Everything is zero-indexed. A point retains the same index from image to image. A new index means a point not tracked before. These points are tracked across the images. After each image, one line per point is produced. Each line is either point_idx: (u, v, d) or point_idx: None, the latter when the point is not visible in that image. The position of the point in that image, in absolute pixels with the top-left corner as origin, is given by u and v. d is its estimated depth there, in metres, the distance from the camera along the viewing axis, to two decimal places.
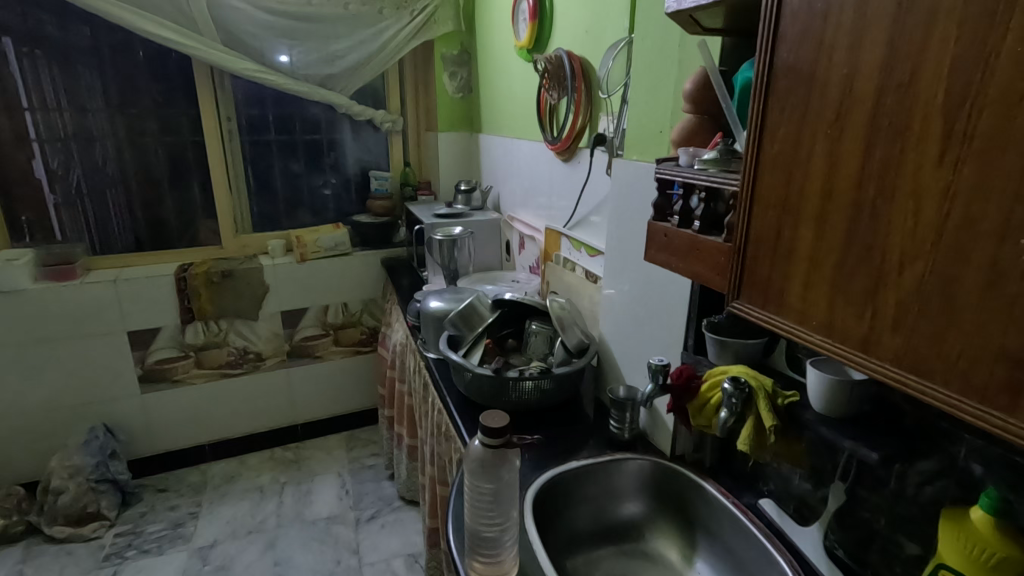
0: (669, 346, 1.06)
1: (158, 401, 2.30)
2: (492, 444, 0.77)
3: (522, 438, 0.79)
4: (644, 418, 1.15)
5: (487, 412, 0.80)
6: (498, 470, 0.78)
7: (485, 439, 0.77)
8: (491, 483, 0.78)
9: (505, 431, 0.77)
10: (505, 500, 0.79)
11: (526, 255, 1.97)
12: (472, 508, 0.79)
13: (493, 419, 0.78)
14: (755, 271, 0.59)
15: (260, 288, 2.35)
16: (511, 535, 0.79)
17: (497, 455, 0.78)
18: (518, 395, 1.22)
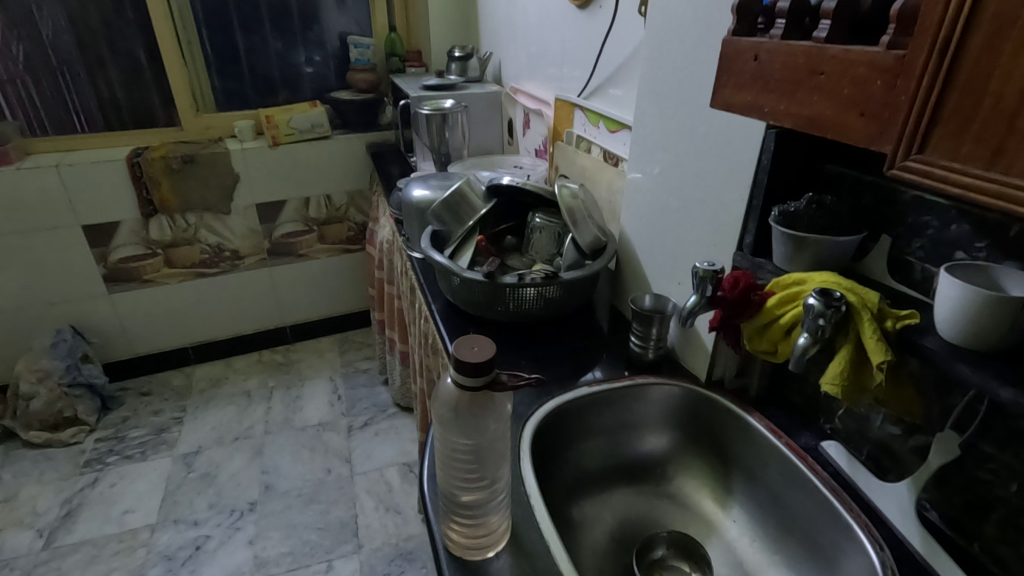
0: (716, 246, 0.80)
1: (129, 302, 2.12)
2: (471, 386, 0.55)
3: (516, 377, 0.57)
4: (676, 335, 0.91)
5: (463, 340, 0.57)
6: (481, 419, 0.57)
7: (461, 378, 0.55)
8: (471, 438, 0.57)
9: (490, 369, 0.55)
10: (492, 457, 0.59)
11: (531, 137, 1.65)
12: (449, 464, 0.60)
13: (473, 350, 0.56)
14: (978, 96, 0.35)
15: (228, 177, 2.06)
16: (501, 497, 0.60)
17: (480, 399, 0.57)
18: (516, 305, 0.99)
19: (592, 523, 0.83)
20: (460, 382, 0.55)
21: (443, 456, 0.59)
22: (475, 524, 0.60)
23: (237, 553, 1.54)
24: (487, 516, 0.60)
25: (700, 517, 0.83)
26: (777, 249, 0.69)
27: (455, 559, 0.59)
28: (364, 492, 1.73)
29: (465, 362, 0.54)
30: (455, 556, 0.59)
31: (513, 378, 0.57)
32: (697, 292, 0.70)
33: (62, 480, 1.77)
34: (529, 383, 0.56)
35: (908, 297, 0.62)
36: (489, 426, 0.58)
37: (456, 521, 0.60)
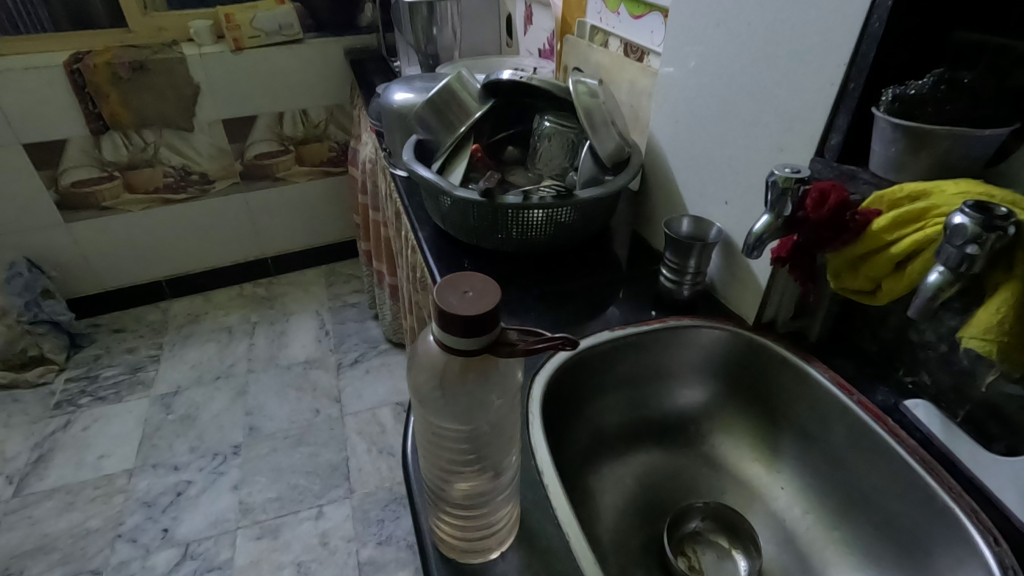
0: (782, 151, 0.61)
1: (90, 232, 1.92)
2: (465, 352, 0.39)
3: (530, 332, 0.41)
4: (717, 267, 0.74)
5: (449, 281, 0.41)
6: (477, 397, 0.42)
7: (449, 340, 0.39)
8: (466, 422, 0.43)
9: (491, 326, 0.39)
10: (494, 439, 0.44)
11: (534, 34, 1.40)
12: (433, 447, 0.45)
13: (464, 298, 0.39)
14: None
15: (187, 88, 1.80)
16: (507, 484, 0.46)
17: (477, 371, 0.41)
18: (521, 230, 0.81)
19: (613, 491, 0.69)
20: (448, 345, 0.40)
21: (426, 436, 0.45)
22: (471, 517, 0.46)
23: (221, 499, 1.44)
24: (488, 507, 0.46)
25: (741, 481, 0.70)
26: (879, 152, 0.50)
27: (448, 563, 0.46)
28: (355, 434, 1.62)
29: (454, 319, 0.38)
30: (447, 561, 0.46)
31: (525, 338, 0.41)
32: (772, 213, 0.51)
33: (31, 423, 1.65)
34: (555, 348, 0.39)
35: None
36: (490, 408, 0.43)
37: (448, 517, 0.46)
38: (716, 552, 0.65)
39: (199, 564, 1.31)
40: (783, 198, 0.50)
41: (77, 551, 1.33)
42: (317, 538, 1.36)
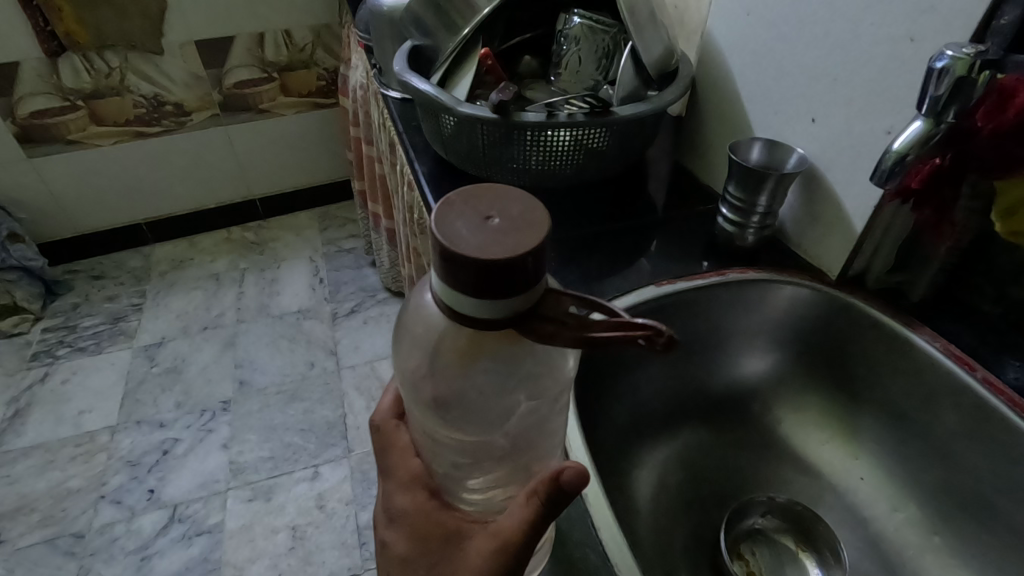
0: (912, 39, 0.44)
1: (58, 169, 1.75)
2: (472, 319, 0.29)
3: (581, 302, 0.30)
4: (792, 205, 0.58)
5: (468, 196, 0.29)
6: (489, 401, 0.34)
7: (462, 298, 0.28)
8: (477, 434, 0.35)
9: (525, 281, 0.27)
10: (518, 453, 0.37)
11: None
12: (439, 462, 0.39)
13: (484, 227, 0.27)
14: None
15: (152, 3, 1.58)
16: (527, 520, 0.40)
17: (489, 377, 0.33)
18: (543, 158, 0.65)
19: (655, 479, 0.57)
20: (453, 310, 0.29)
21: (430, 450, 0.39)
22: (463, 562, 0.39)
23: (210, 458, 1.35)
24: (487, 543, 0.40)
25: (811, 467, 0.57)
26: None
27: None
28: (352, 389, 1.51)
29: (465, 264, 0.26)
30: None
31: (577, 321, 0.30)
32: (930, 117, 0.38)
33: (7, 376, 1.55)
34: (616, 337, 0.28)
35: None
36: (507, 419, 0.35)
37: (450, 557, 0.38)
38: (780, 555, 0.53)
39: (188, 527, 1.23)
40: (955, 100, 0.37)
41: (58, 512, 1.25)
42: (313, 500, 1.28)
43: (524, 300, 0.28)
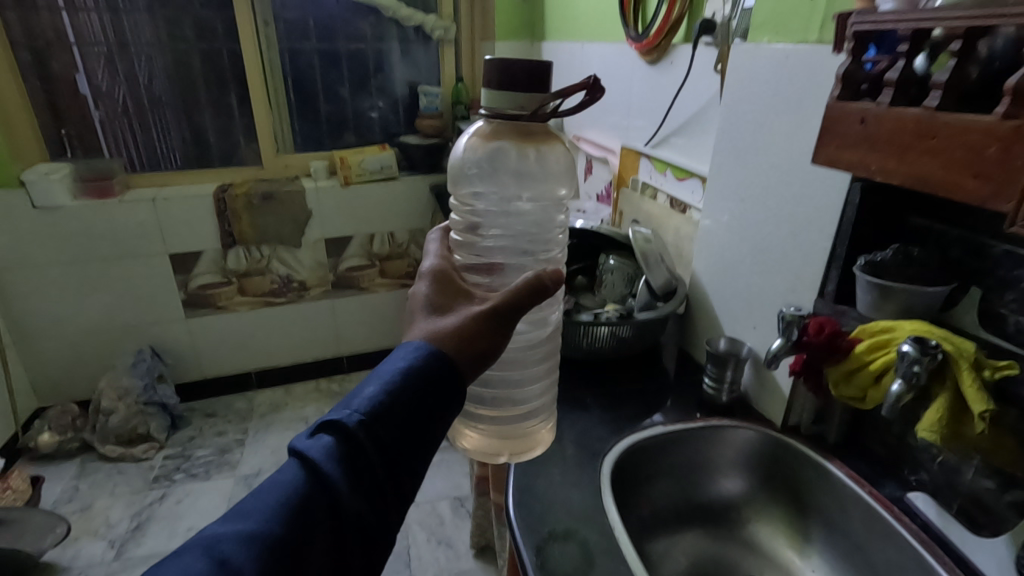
0: (796, 290, 0.82)
1: (203, 327, 2.25)
2: (504, 112, 0.59)
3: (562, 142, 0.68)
4: (749, 378, 0.93)
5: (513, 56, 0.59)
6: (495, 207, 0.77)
7: (501, 98, 0.59)
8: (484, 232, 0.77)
9: (527, 88, 0.58)
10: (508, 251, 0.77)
11: (594, 182, 1.72)
12: (454, 285, 0.61)
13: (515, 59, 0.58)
14: None
15: (303, 213, 2.20)
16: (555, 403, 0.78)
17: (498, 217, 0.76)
18: (590, 343, 1.02)
19: (667, 562, 0.83)
20: (497, 110, 0.59)
21: (448, 276, 0.61)
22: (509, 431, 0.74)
23: None
24: (522, 414, 0.75)
25: (778, 562, 0.82)
26: (861, 297, 0.71)
27: (432, 371, 0.50)
28: (416, 523, 1.75)
29: (503, 69, 0.57)
30: (430, 367, 0.50)
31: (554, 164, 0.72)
32: (783, 337, 0.72)
33: (132, 494, 1.86)
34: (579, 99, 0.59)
35: (1000, 347, 0.63)
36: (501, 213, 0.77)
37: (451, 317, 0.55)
38: None
39: None
40: (792, 327, 0.71)
41: None
42: None
43: (526, 99, 0.58)
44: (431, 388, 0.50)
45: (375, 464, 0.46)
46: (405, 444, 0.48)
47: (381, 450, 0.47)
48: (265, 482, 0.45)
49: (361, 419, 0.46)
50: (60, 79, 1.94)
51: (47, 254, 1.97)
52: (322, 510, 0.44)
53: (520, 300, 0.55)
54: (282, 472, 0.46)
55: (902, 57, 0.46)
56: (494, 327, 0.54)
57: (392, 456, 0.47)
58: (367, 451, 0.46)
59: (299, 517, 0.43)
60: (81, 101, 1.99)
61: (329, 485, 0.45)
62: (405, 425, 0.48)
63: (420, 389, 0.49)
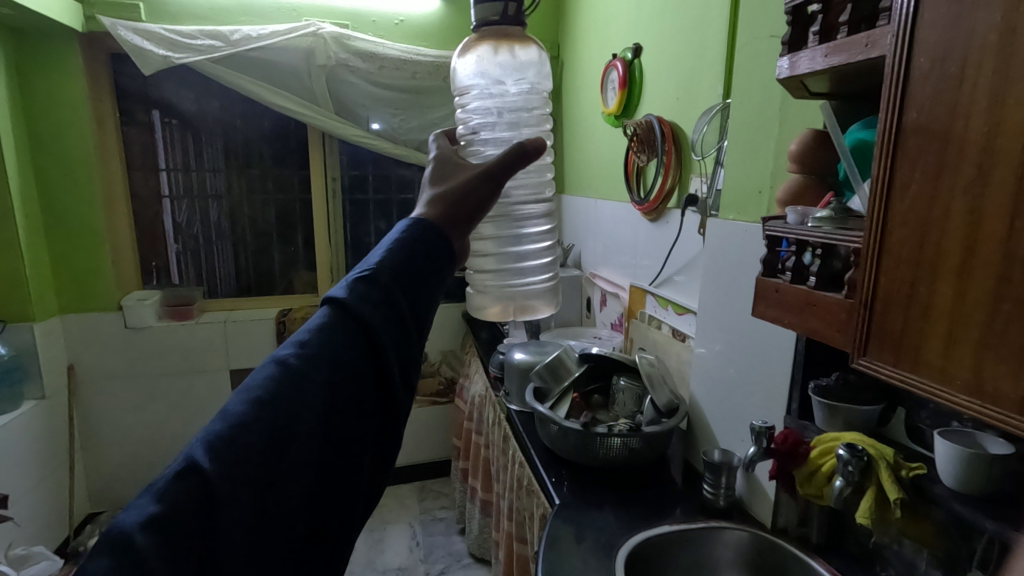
0: (771, 409, 1.02)
1: None
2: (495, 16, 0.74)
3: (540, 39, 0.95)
4: (742, 485, 1.10)
5: None
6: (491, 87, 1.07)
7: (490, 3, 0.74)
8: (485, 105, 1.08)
9: None
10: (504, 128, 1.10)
11: (608, 312, 1.98)
12: (451, 162, 0.67)
13: None
14: (894, 335, 0.52)
15: None
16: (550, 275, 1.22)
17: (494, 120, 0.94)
18: (605, 452, 1.20)
19: None
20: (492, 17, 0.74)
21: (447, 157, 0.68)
22: (521, 301, 1.17)
23: None
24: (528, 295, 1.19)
25: None
26: (817, 413, 0.90)
27: (434, 228, 0.56)
28: None
29: None
30: (429, 228, 0.55)
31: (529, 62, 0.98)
32: (756, 445, 0.90)
33: None
34: None
35: (923, 453, 0.80)
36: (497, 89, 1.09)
37: (449, 180, 0.63)
38: None
39: None
40: (761, 436, 0.89)
41: None
42: None
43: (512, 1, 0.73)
44: (436, 241, 0.55)
45: (396, 297, 0.50)
46: (421, 283, 0.53)
47: (400, 288, 0.51)
48: (303, 327, 0.50)
49: (379, 269, 0.51)
50: (158, 222, 2.34)
51: (124, 368, 2.24)
52: (358, 339, 0.49)
53: (506, 160, 0.64)
54: (316, 317, 0.50)
55: (792, 257, 0.69)
56: (485, 186, 0.62)
57: (412, 293, 0.52)
58: (385, 289, 0.50)
59: (339, 342, 0.48)
60: (173, 239, 2.38)
61: (357, 317, 0.49)
62: (419, 270, 0.53)
63: (426, 244, 0.54)
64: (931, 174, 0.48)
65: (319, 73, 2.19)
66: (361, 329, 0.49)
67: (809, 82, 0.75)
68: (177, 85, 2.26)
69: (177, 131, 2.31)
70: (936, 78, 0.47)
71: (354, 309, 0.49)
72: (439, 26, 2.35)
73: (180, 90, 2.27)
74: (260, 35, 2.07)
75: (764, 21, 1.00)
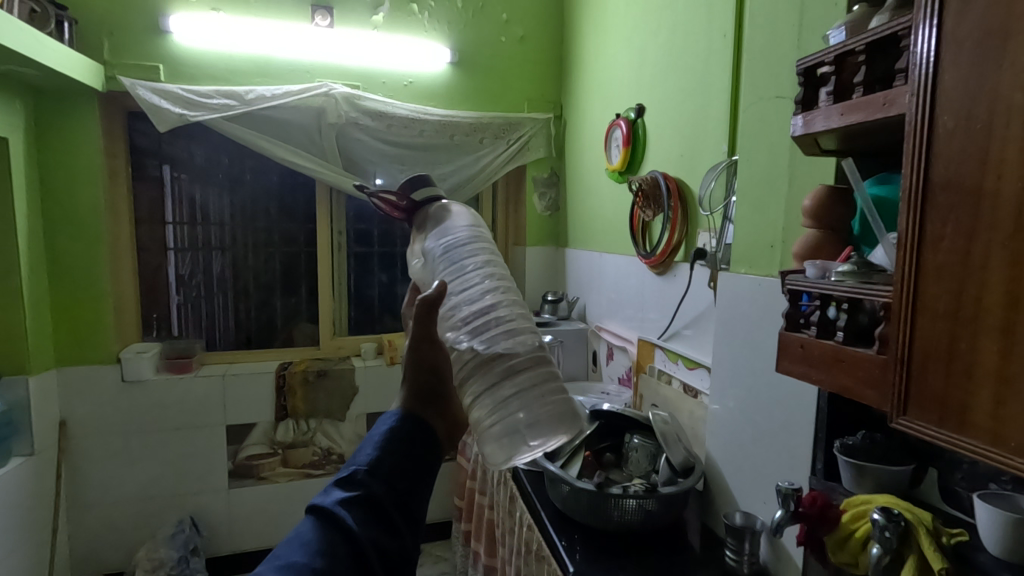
0: (795, 468, 0.99)
1: (242, 498, 2.34)
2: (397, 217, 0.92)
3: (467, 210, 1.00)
4: (767, 552, 1.04)
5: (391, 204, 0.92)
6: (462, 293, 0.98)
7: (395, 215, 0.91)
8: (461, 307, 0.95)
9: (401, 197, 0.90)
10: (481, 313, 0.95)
11: (615, 366, 1.95)
12: None
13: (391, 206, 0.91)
14: (935, 393, 0.50)
15: (350, 389, 2.43)
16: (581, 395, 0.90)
17: (461, 306, 0.89)
18: (619, 515, 1.15)
19: None
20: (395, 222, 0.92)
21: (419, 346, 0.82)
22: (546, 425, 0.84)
23: None
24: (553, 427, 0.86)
25: None
26: (844, 474, 0.87)
27: (405, 423, 0.68)
28: None
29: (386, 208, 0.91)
30: (409, 419, 0.68)
31: (468, 227, 0.97)
32: (783, 507, 0.86)
33: None
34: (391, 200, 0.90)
35: (960, 517, 0.76)
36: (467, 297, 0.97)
37: None
38: None
39: None
40: (787, 498, 0.86)
41: None
42: None
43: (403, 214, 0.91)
44: (410, 437, 0.67)
45: (378, 497, 0.61)
46: (406, 478, 0.64)
47: (385, 487, 0.62)
48: (288, 537, 0.57)
49: (366, 469, 0.62)
50: (161, 274, 2.34)
51: (116, 423, 2.18)
52: (346, 549, 0.56)
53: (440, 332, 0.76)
54: (303, 526, 0.58)
55: (816, 311, 0.68)
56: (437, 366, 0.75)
57: (397, 489, 0.63)
58: (373, 490, 0.61)
59: (330, 553, 0.55)
60: (174, 291, 2.37)
61: (342, 521, 0.58)
62: (405, 467, 0.64)
63: (410, 439, 0.66)
64: (962, 235, 0.47)
65: (329, 131, 2.25)
66: (345, 535, 0.58)
67: (822, 139, 0.77)
68: (189, 142, 2.32)
69: (185, 185, 2.35)
70: (962, 134, 0.47)
71: (339, 515, 0.58)
72: (446, 87, 2.44)
73: (191, 146, 2.33)
74: (274, 95, 2.14)
75: (769, 83, 1.04)
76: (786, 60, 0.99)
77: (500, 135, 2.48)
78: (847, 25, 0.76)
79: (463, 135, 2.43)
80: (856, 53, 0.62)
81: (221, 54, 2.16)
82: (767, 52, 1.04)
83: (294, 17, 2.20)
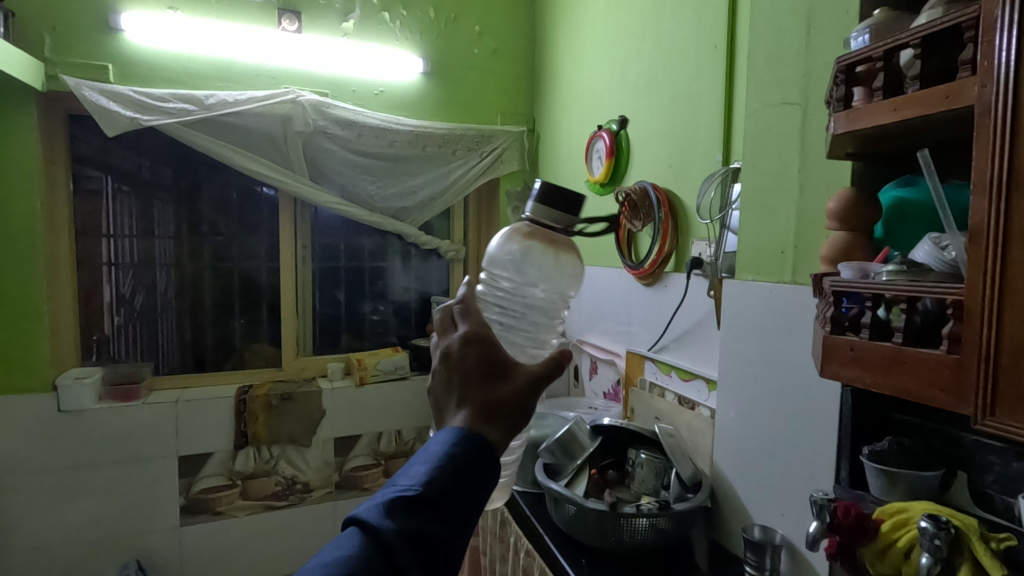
0: (815, 478, 0.97)
1: (196, 537, 2.14)
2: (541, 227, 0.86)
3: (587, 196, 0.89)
4: (787, 568, 1.01)
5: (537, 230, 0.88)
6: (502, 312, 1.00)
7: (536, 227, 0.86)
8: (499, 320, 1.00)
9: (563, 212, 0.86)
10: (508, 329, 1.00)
11: (599, 380, 1.92)
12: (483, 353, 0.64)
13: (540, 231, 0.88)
14: None
15: (316, 412, 2.27)
16: None
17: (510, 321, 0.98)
18: (630, 535, 1.09)
19: None
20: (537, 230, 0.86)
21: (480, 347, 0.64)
22: None
23: None
24: None
25: None
26: (872, 481, 0.84)
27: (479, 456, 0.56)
28: None
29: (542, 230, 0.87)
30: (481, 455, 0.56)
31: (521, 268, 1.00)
32: (818, 519, 0.83)
33: None
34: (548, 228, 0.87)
35: (998, 523, 0.73)
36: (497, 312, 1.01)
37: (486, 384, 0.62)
38: None
39: None
40: (821, 510, 0.84)
41: None
42: None
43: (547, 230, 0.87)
44: (479, 471, 0.55)
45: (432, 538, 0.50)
46: (459, 512, 0.53)
47: (442, 524, 0.51)
48: (324, 550, 0.47)
49: (422, 494, 0.52)
50: (100, 293, 2.13)
51: (49, 459, 1.95)
52: None
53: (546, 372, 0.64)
54: (343, 540, 0.49)
55: (868, 312, 0.65)
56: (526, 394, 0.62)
57: (452, 528, 0.52)
58: (429, 525, 0.50)
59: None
60: (115, 311, 2.16)
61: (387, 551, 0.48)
62: (460, 502, 0.53)
63: (477, 475, 0.55)
64: None
65: (296, 139, 2.13)
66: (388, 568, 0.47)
67: (851, 140, 0.75)
68: (137, 150, 2.14)
69: (132, 196, 2.16)
70: None
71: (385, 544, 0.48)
72: (419, 98, 2.38)
73: (139, 154, 2.15)
74: (237, 100, 2.02)
75: (774, 90, 1.04)
76: (794, 67, 0.99)
77: (473, 147, 2.43)
78: (869, 28, 0.72)
79: (436, 147, 2.37)
80: (909, 46, 0.61)
81: (178, 56, 2.03)
82: (772, 59, 1.04)
83: (259, 20, 2.10)
